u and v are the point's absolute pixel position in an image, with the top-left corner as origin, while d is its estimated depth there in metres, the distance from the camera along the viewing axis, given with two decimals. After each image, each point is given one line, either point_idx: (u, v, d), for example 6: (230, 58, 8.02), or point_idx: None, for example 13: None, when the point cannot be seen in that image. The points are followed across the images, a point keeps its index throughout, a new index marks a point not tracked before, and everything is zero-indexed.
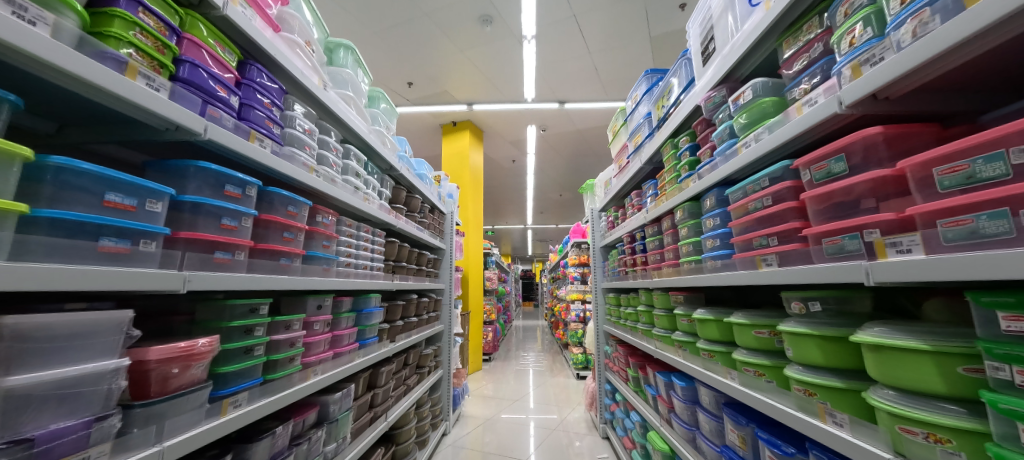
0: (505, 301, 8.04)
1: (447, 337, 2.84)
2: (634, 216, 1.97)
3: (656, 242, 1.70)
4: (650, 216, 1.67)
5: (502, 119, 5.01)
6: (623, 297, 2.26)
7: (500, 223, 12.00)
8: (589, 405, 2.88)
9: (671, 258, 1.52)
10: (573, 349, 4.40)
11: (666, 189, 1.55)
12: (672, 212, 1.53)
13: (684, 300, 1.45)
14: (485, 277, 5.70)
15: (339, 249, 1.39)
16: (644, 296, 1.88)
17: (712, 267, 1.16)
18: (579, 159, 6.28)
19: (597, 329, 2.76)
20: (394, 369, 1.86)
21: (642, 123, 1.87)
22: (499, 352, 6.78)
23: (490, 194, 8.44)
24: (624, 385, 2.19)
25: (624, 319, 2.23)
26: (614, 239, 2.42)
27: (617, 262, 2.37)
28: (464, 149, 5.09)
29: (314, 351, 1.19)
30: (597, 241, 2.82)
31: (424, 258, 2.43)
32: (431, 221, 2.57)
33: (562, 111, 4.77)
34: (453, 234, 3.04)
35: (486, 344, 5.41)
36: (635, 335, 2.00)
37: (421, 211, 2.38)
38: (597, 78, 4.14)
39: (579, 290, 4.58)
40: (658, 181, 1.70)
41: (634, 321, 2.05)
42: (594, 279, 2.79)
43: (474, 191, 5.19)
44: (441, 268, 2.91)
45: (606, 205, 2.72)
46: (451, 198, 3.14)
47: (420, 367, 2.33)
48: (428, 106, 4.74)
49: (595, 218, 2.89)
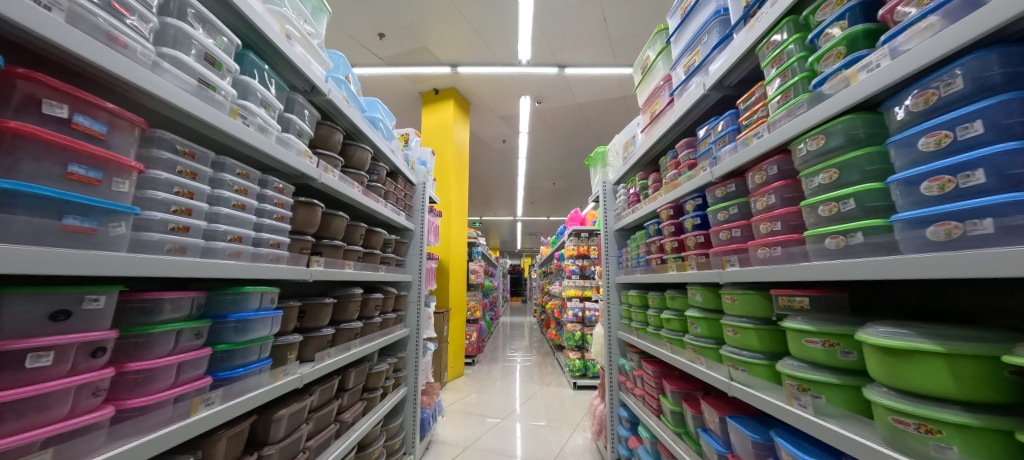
0: (491, 296, 7.35)
1: (413, 345, 2.17)
2: (684, 176, 1.32)
3: (734, 210, 1.06)
4: (727, 166, 1.02)
5: (492, 87, 4.29)
6: (653, 297, 1.63)
7: (488, 213, 11.26)
8: (597, 432, 2.26)
9: (776, 233, 0.88)
10: (569, 354, 3.78)
11: (771, 112, 0.89)
12: (786, 151, 0.88)
13: (811, 307, 0.81)
14: (470, 270, 5.00)
15: (167, 199, 0.69)
16: (698, 296, 1.24)
17: (949, 238, 0.54)
18: (577, 140, 5.62)
19: (608, 336, 2.11)
20: (313, 405, 1.19)
21: (707, 29, 1.21)
22: (485, 352, 6.12)
23: (477, 180, 7.68)
24: (655, 419, 1.56)
25: (656, 326, 1.60)
26: (641, 217, 1.78)
27: (645, 248, 1.72)
28: (448, 121, 4.35)
29: (43, 419, 0.50)
30: (612, 222, 2.17)
31: (380, 239, 1.74)
32: (390, 189, 1.87)
33: (562, 79, 4.09)
34: (425, 212, 2.35)
35: (469, 345, 4.73)
36: (677, 352, 1.36)
37: (373, 171, 1.68)
38: (605, 35, 3.45)
39: (578, 285, 3.95)
40: (741, 109, 1.05)
41: (675, 331, 1.42)
42: (607, 271, 2.14)
43: (460, 171, 4.47)
44: (409, 255, 2.22)
45: (626, 175, 2.06)
46: (424, 166, 2.43)
47: (368, 390, 1.66)
48: (405, 66, 3.96)
49: (609, 193, 2.23)
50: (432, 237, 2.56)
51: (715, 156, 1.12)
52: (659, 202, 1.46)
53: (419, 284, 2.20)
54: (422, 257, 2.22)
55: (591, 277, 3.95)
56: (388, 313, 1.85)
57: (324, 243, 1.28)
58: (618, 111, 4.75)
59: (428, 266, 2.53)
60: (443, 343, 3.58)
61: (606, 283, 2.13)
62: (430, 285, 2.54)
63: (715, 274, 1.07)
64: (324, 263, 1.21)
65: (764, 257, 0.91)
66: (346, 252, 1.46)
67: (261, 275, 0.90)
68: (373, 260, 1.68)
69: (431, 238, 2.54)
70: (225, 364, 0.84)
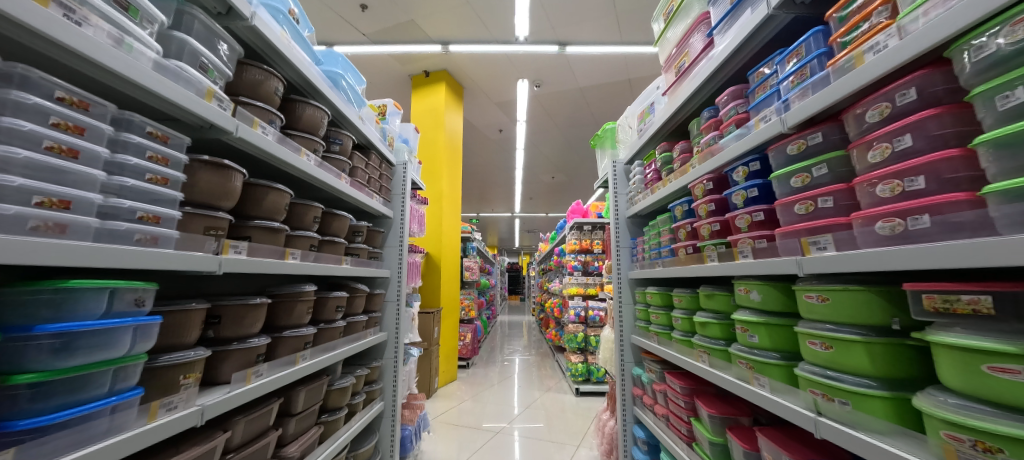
0: (488, 295, 7.02)
1: (391, 352, 1.83)
2: (731, 135, 1.00)
3: (822, 170, 0.72)
4: (820, 103, 0.69)
5: (487, 68, 3.95)
6: (682, 295, 1.30)
7: (485, 209, 10.91)
8: (607, 453, 1.94)
9: (916, 194, 0.55)
10: (571, 357, 3.47)
11: (903, 8, 0.57)
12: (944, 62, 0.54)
13: (998, 311, 0.47)
14: (464, 266, 4.66)
15: None
16: (755, 293, 0.91)
17: None
18: (578, 128, 5.28)
19: (621, 342, 1.78)
20: (228, 444, 0.86)
21: None
22: (481, 354, 5.80)
23: (473, 173, 7.33)
24: (683, 448, 1.24)
25: (687, 331, 1.28)
26: (663, 199, 1.45)
27: (670, 235, 1.39)
28: (439, 106, 4.00)
29: None
30: (625, 209, 1.85)
31: (344, 225, 1.41)
32: (359, 165, 1.54)
33: (563, 58, 3.75)
34: (406, 197, 2.01)
35: (463, 347, 4.41)
36: (721, 367, 1.04)
37: (333, 141, 1.35)
38: (611, 8, 3.09)
39: (580, 283, 3.61)
40: (832, 24, 0.73)
41: (716, 339, 1.09)
42: (618, 265, 1.81)
43: (453, 159, 4.12)
44: (385, 247, 1.89)
45: (641, 151, 1.74)
46: (406, 144, 2.09)
47: (327, 412, 1.33)
48: (391, 44, 3.59)
49: (621, 174, 1.90)
50: (416, 227, 2.22)
51: (788, 98, 0.79)
52: (693, 173, 1.13)
53: (398, 281, 1.87)
54: (402, 249, 1.89)
55: (594, 273, 3.62)
56: (355, 315, 1.53)
57: (245, 225, 0.95)
58: (622, 95, 4.41)
59: (411, 260, 2.19)
60: (433, 346, 3.25)
61: (618, 280, 1.81)
62: (414, 282, 2.20)
63: (794, 263, 0.74)
64: (241, 249, 0.88)
65: (892, 232, 0.58)
66: (290, 238, 1.13)
67: (104, 266, 0.56)
68: (333, 250, 1.35)
69: (415, 229, 2.20)
70: (34, 406, 0.50)
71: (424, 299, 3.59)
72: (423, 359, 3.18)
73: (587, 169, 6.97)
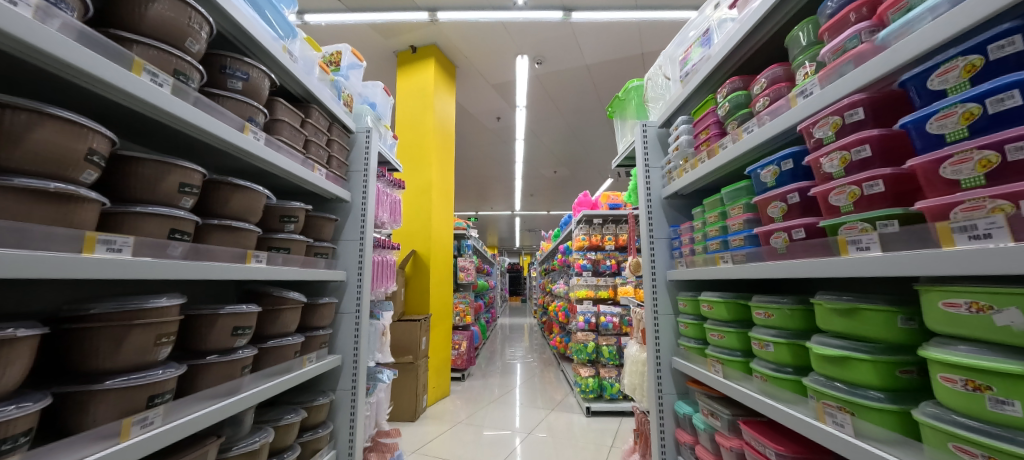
0: (485, 298, 6.49)
1: (347, 382, 1.35)
2: (916, 11, 0.51)
3: None
4: None
5: (481, 41, 3.45)
6: (775, 308, 0.83)
7: (483, 207, 10.41)
8: None
9: None
10: (581, 371, 2.98)
11: None
12: None
13: None
14: (459, 267, 4.16)
15: None
16: (1012, 315, 0.42)
17: None
18: (584, 113, 4.79)
19: (662, 366, 1.29)
20: None
21: None
22: (479, 362, 5.29)
23: (469, 166, 6.80)
24: None
25: (788, 366, 0.80)
26: (732, 164, 0.97)
27: (752, 216, 0.90)
28: (428, 86, 3.49)
29: None
30: (663, 187, 1.36)
31: (256, 204, 0.94)
32: (286, 119, 1.05)
33: (568, 28, 3.26)
34: (373, 175, 1.51)
35: (458, 358, 3.91)
36: (890, 444, 0.56)
37: (230, 74, 0.87)
38: None
39: (590, 285, 3.07)
40: None
41: (864, 390, 0.61)
42: (652, 263, 1.33)
43: (445, 148, 3.60)
44: (340, 240, 1.40)
45: (688, 104, 1.25)
46: (373, 108, 1.60)
47: None
48: (372, 12, 3.08)
49: (656, 141, 1.40)
50: (391, 219, 1.72)
51: None
52: (819, 98, 0.65)
53: (358, 285, 1.38)
54: (363, 243, 1.40)
55: (605, 274, 3.10)
56: (282, 337, 1.05)
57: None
58: (633, 73, 3.93)
59: (385, 259, 1.70)
60: (420, 359, 2.79)
61: (654, 283, 1.32)
62: (388, 285, 1.70)
63: None
64: None
65: None
66: (122, 216, 0.65)
67: None
68: (231, 242, 0.87)
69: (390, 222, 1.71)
70: None
71: (411, 305, 3.10)
72: (408, 374, 2.71)
73: (592, 160, 6.48)
